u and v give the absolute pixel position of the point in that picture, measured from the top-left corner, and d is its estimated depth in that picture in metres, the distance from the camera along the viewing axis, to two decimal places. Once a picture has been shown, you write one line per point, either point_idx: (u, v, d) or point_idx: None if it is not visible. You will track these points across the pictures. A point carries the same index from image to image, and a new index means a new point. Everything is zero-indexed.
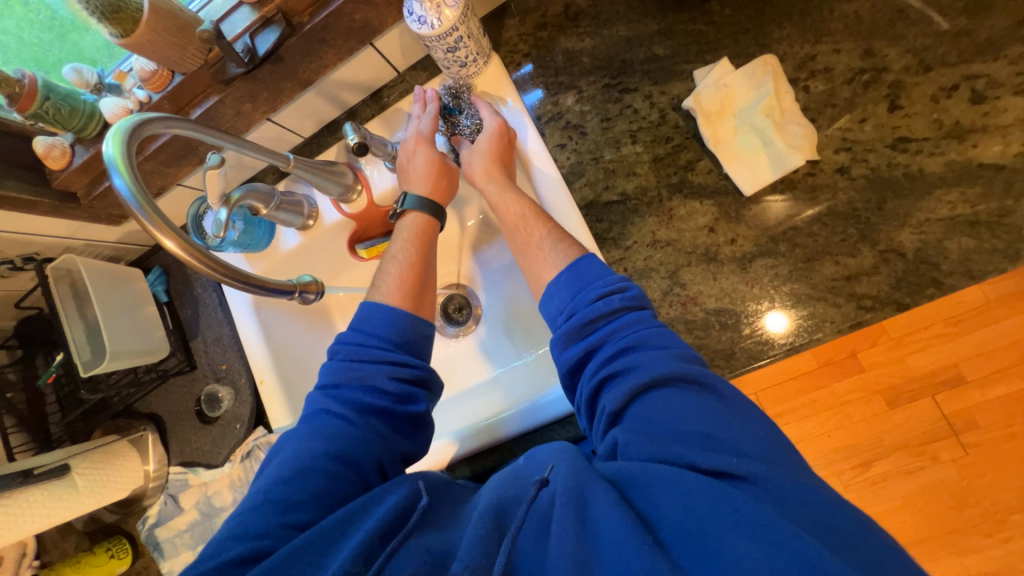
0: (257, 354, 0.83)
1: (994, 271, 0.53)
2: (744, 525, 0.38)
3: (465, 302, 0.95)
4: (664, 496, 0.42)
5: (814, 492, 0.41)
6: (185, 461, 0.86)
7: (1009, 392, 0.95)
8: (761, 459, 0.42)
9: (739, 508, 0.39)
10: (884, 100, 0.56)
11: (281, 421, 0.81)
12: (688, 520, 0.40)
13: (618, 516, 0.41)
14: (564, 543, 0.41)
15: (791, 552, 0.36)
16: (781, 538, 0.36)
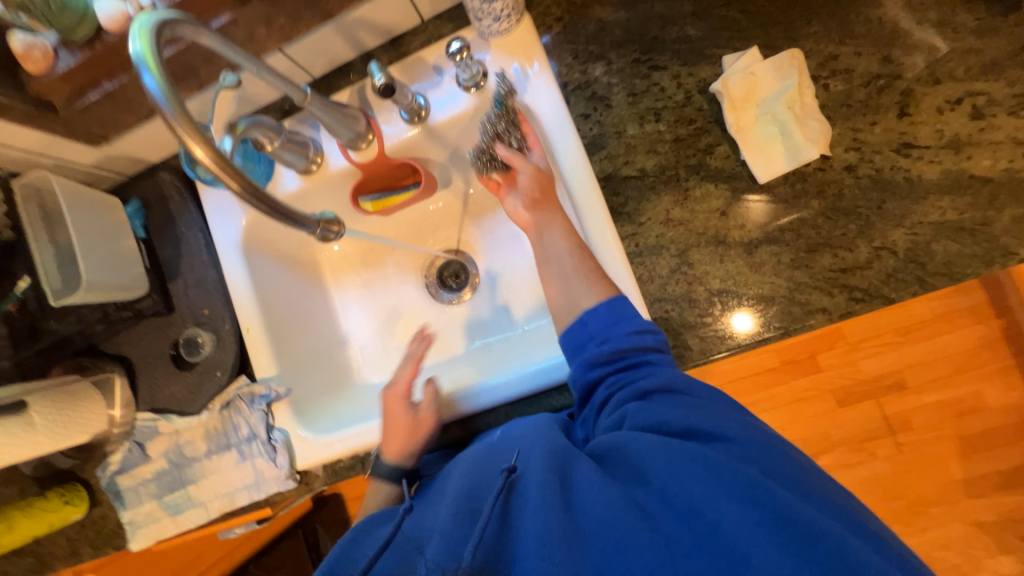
0: (245, 302, 0.79)
1: (972, 271, 0.58)
2: (720, 480, 0.40)
3: (462, 269, 0.94)
4: (651, 457, 0.44)
5: (786, 452, 0.44)
6: (155, 408, 0.81)
7: (941, 398, 1.30)
8: (736, 424, 0.45)
9: (718, 465, 0.41)
10: (894, 106, 0.60)
11: (266, 372, 0.78)
12: (685, 493, 0.40)
13: (596, 485, 0.43)
14: (547, 518, 0.42)
15: (762, 499, 0.38)
16: (756, 491, 0.39)
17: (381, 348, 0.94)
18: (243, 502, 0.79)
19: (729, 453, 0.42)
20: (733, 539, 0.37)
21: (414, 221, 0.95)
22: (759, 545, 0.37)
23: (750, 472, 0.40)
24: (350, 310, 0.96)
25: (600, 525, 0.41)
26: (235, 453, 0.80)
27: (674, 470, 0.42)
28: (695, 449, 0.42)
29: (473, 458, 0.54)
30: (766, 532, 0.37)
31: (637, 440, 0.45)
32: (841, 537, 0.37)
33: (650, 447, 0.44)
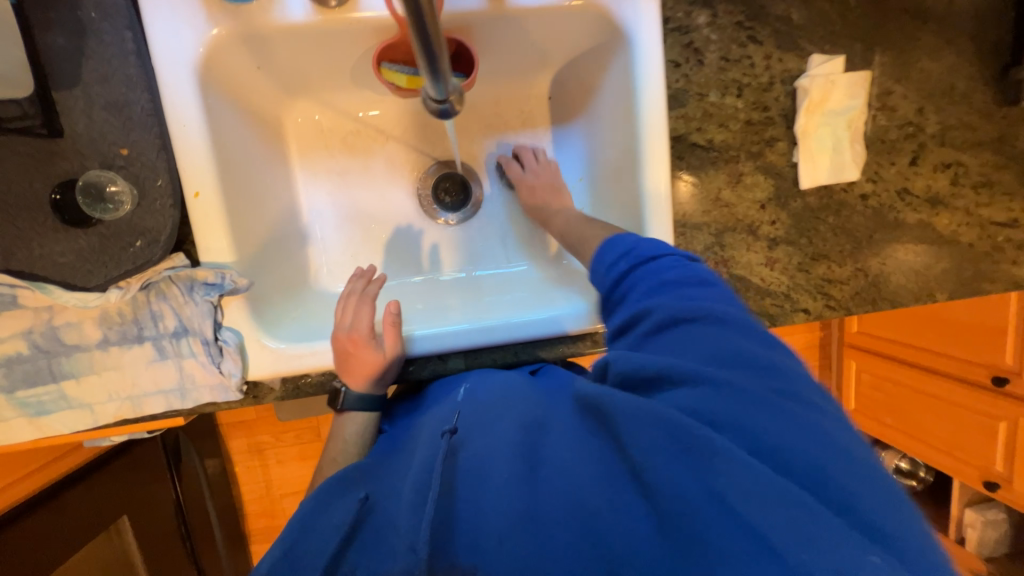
0: (195, 154, 0.57)
1: (906, 301, 0.73)
2: (658, 429, 0.41)
3: (464, 187, 0.82)
4: (641, 429, 0.42)
5: (763, 391, 0.42)
6: (13, 271, 0.55)
7: None
8: (726, 362, 0.45)
9: (654, 415, 0.42)
10: (910, 154, 0.70)
11: (216, 256, 0.59)
12: (671, 472, 0.40)
13: (564, 449, 0.48)
14: (504, 500, 0.45)
15: (697, 455, 0.39)
16: (688, 442, 0.40)
17: (350, 255, 0.79)
18: (155, 410, 0.62)
19: (675, 403, 0.43)
20: (657, 487, 0.40)
21: (421, 115, 0.79)
22: (685, 490, 0.39)
23: (686, 420, 0.40)
24: (314, 200, 0.78)
25: (563, 481, 0.45)
26: (150, 350, 0.61)
27: (622, 423, 0.44)
28: (640, 401, 0.43)
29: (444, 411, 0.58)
30: (689, 478, 0.39)
31: (603, 397, 0.47)
32: (771, 481, 0.37)
33: (610, 408, 0.45)
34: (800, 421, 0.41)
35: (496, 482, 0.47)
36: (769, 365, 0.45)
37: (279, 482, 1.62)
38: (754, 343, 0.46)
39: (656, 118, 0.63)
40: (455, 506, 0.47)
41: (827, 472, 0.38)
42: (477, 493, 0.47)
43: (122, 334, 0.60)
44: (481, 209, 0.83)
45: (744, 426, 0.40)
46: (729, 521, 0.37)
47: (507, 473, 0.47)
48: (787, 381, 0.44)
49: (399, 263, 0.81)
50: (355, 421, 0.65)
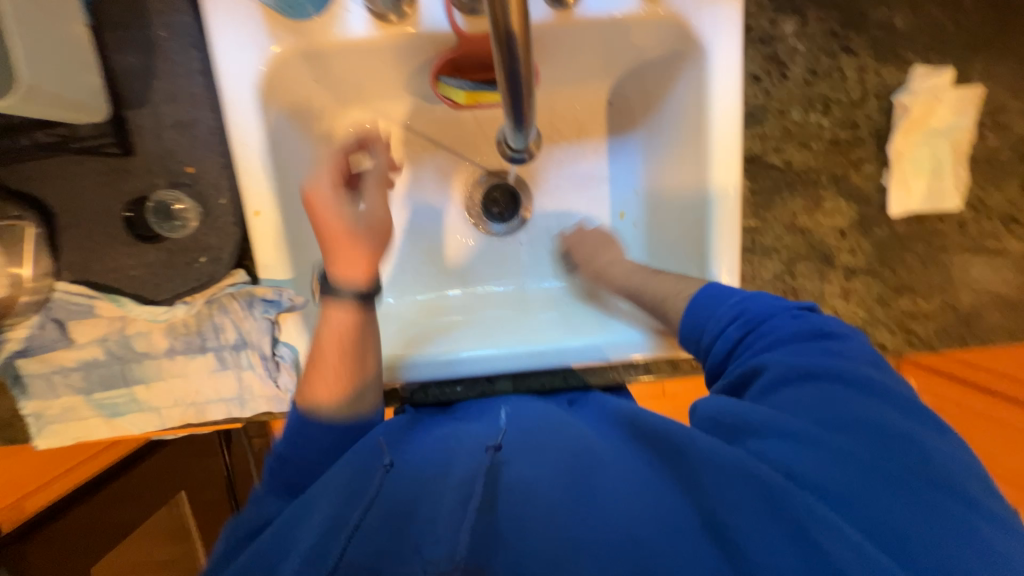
0: (255, 172, 0.58)
1: (1004, 342, 0.65)
2: (743, 483, 0.41)
3: (514, 199, 0.79)
4: (720, 475, 0.43)
5: (884, 456, 0.40)
6: (92, 283, 0.59)
7: None
8: (822, 422, 0.43)
9: (738, 468, 0.42)
10: (1021, 178, 0.61)
11: (274, 274, 0.60)
12: (748, 516, 0.40)
13: (625, 483, 0.46)
14: (555, 524, 0.43)
15: (781, 509, 0.39)
16: (782, 499, 0.39)
17: (398, 264, 0.79)
18: (216, 416, 0.65)
19: (775, 458, 0.42)
20: (744, 544, 0.39)
21: (473, 124, 0.77)
22: (774, 551, 0.38)
23: (763, 472, 0.41)
24: None
25: (631, 520, 0.42)
26: (211, 360, 0.63)
27: (703, 478, 0.43)
28: (720, 450, 0.44)
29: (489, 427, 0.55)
30: (780, 532, 0.39)
31: (671, 432, 0.48)
32: (853, 539, 0.36)
33: (689, 461, 0.45)
34: (930, 504, 0.38)
35: (541, 498, 0.45)
36: (904, 439, 0.41)
37: None
38: (911, 420, 0.42)
39: (728, 138, 0.59)
40: (500, 522, 0.44)
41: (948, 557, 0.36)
42: (529, 512, 0.44)
43: (186, 345, 0.62)
44: (530, 219, 0.80)
45: (854, 488, 0.39)
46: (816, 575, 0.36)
47: (558, 496, 0.45)
48: (937, 467, 0.39)
49: (445, 273, 0.80)
50: None
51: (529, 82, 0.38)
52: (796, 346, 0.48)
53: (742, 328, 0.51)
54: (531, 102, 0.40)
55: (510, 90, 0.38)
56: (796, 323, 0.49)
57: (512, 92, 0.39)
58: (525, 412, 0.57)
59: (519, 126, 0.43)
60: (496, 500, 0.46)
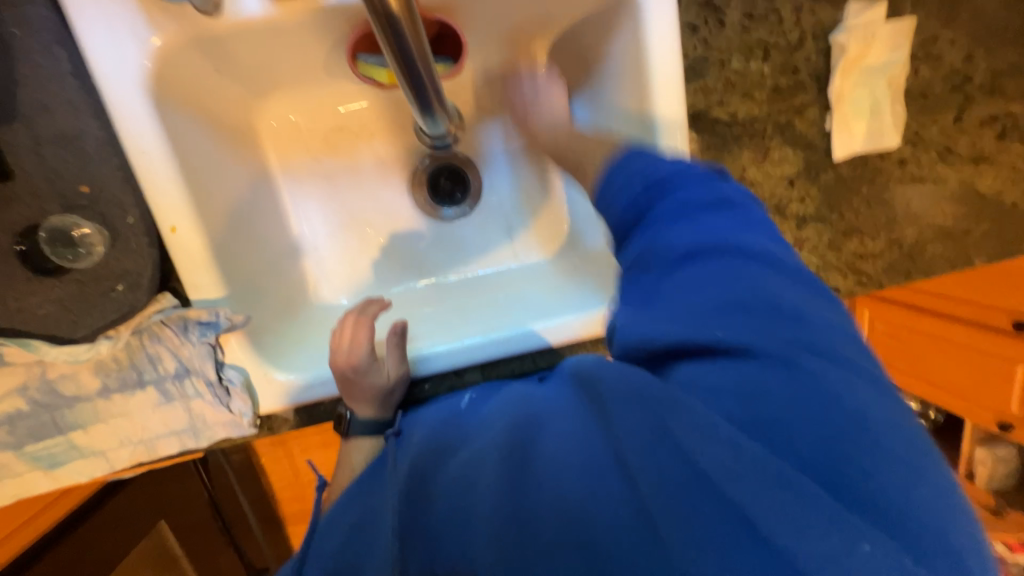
0: (163, 182, 0.52)
1: (945, 271, 0.68)
2: (647, 411, 0.37)
3: (462, 180, 0.76)
4: (627, 402, 0.39)
5: (804, 359, 0.36)
6: None
7: None
8: (727, 310, 0.38)
9: (640, 395, 0.38)
10: (954, 109, 0.62)
11: (205, 293, 0.55)
12: (657, 464, 0.35)
13: (555, 440, 0.41)
14: (483, 495, 0.40)
15: (682, 435, 0.35)
16: (673, 423, 0.36)
17: (348, 263, 0.74)
18: (170, 450, 0.60)
19: (691, 379, 0.38)
20: (640, 471, 0.36)
21: (406, 104, 0.72)
22: (665, 473, 0.35)
23: (669, 397, 0.37)
24: (303, 209, 0.72)
25: (541, 469, 0.39)
26: (153, 393, 0.58)
27: (608, 407, 0.40)
28: (625, 374, 0.40)
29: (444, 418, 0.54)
30: (669, 457, 0.35)
31: (592, 372, 0.43)
32: (772, 467, 0.33)
33: (596, 388, 0.42)
34: (858, 408, 0.34)
35: (477, 480, 0.41)
36: (798, 320, 0.37)
37: (308, 469, 1.47)
38: (785, 284, 0.39)
39: (670, 92, 0.56)
40: (439, 511, 0.42)
41: (859, 462, 0.33)
42: (456, 495, 0.42)
43: (122, 381, 0.57)
44: (482, 200, 0.77)
45: (755, 400, 0.35)
46: (707, 498, 0.33)
47: (489, 471, 0.41)
48: (813, 333, 0.37)
49: (400, 267, 0.76)
50: (364, 447, 0.63)
51: (428, 73, 0.39)
52: (724, 226, 0.42)
53: (682, 232, 0.42)
54: (433, 78, 0.40)
55: (411, 82, 0.39)
56: (734, 219, 0.43)
57: (410, 76, 0.38)
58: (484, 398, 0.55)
59: (429, 111, 0.43)
60: (434, 493, 0.44)
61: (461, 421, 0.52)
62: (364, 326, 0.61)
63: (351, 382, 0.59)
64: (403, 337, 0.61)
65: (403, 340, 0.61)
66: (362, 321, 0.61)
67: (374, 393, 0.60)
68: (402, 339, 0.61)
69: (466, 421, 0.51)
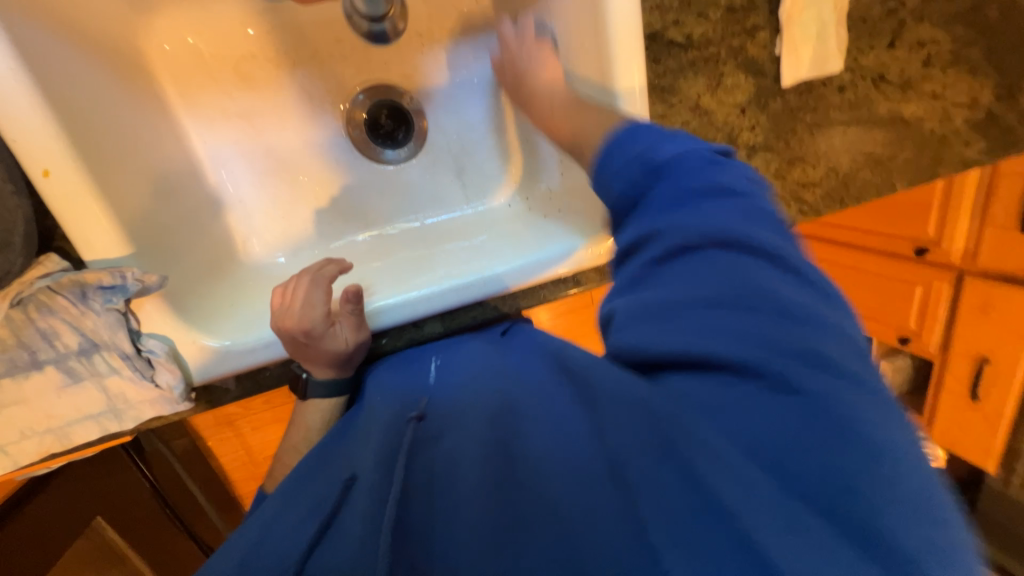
0: (19, 111, 0.41)
1: (872, 197, 0.73)
2: (642, 422, 0.33)
3: (404, 116, 0.70)
4: (623, 418, 0.34)
5: (807, 378, 0.31)
6: None
7: None
8: (784, 322, 0.33)
9: (642, 415, 0.33)
10: (888, 35, 0.65)
11: (102, 251, 0.46)
12: (668, 500, 0.29)
13: (533, 445, 0.37)
14: (443, 508, 0.35)
15: (685, 454, 0.30)
16: (681, 449, 0.30)
17: (279, 215, 0.66)
18: (87, 437, 0.53)
19: (685, 394, 0.33)
20: (638, 486, 0.31)
21: (332, 27, 0.64)
22: (674, 505, 0.29)
23: (666, 411, 0.33)
24: (218, 153, 0.62)
25: (524, 480, 0.35)
26: (54, 375, 0.50)
27: (607, 415, 0.35)
28: (628, 389, 0.35)
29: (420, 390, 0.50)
30: (681, 486, 0.29)
31: (591, 375, 0.40)
32: (772, 501, 0.27)
33: (591, 390, 0.39)
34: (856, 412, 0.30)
35: (449, 484, 0.37)
36: (805, 315, 0.34)
37: (262, 446, 1.34)
38: (804, 294, 0.35)
39: (627, 10, 0.53)
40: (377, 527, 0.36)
41: (855, 424, 0.29)
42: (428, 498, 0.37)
43: (11, 364, 0.48)
44: (428, 140, 0.71)
45: (755, 419, 0.30)
46: (713, 523, 0.28)
47: (460, 478, 0.36)
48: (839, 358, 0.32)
49: (340, 218, 0.69)
50: (319, 408, 0.58)
51: None
52: (672, 199, 0.39)
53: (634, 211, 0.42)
54: None
55: None
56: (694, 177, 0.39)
57: None
58: (453, 369, 0.53)
59: None
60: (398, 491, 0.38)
61: (432, 408, 0.46)
62: (320, 289, 0.54)
63: (304, 347, 0.53)
64: (358, 304, 0.54)
65: (359, 309, 0.55)
66: (317, 283, 0.54)
67: (332, 356, 0.55)
68: (359, 309, 0.55)
69: (442, 402, 0.47)
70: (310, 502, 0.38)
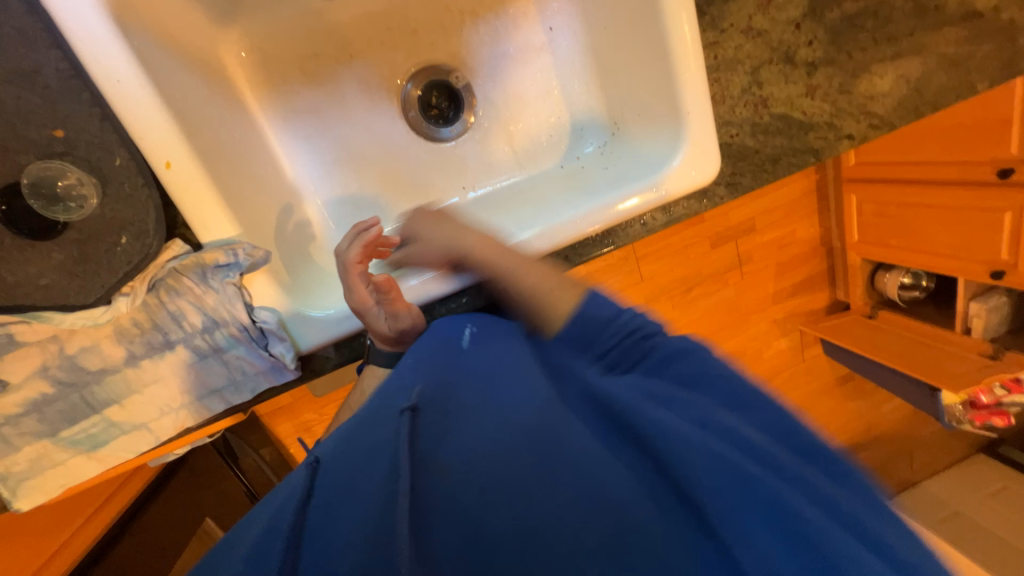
0: (144, 111, 0.47)
1: (952, 101, 0.68)
2: (765, 471, 0.37)
3: (453, 94, 0.73)
4: (739, 459, 0.38)
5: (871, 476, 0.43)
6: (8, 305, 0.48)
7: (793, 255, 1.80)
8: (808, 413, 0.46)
9: (762, 456, 0.38)
10: None
11: (217, 232, 0.51)
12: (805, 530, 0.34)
13: (628, 466, 0.40)
14: (533, 500, 0.36)
15: (790, 483, 0.37)
16: (806, 490, 0.37)
17: (353, 202, 0.71)
18: (214, 410, 0.58)
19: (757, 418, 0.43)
20: (769, 520, 0.35)
21: (382, 17, 0.68)
22: (816, 538, 0.34)
23: (795, 471, 0.38)
24: (293, 150, 0.68)
25: (632, 494, 0.37)
26: (184, 353, 0.55)
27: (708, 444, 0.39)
28: (725, 422, 0.41)
29: (438, 364, 0.50)
30: (811, 509, 0.35)
31: (661, 391, 0.45)
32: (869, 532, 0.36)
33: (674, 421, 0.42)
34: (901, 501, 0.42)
35: (503, 467, 0.38)
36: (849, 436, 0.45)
37: None
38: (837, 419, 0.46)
39: None
40: (440, 499, 0.36)
41: (880, 498, 0.40)
42: (474, 474, 0.38)
43: (145, 345, 0.54)
44: (476, 114, 0.74)
45: (836, 477, 0.40)
46: (841, 534, 0.34)
47: (544, 475, 0.37)
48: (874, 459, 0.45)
49: (405, 197, 0.73)
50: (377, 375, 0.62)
51: None
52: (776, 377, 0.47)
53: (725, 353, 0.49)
54: None
55: None
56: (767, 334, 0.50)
57: None
58: (483, 341, 0.54)
59: None
60: (447, 464, 0.39)
61: (460, 383, 0.48)
62: (352, 275, 0.56)
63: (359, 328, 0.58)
64: (391, 294, 0.55)
65: (391, 299, 0.55)
66: (348, 270, 0.57)
67: (382, 336, 0.58)
68: (395, 299, 0.55)
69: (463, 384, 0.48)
70: (381, 480, 0.38)
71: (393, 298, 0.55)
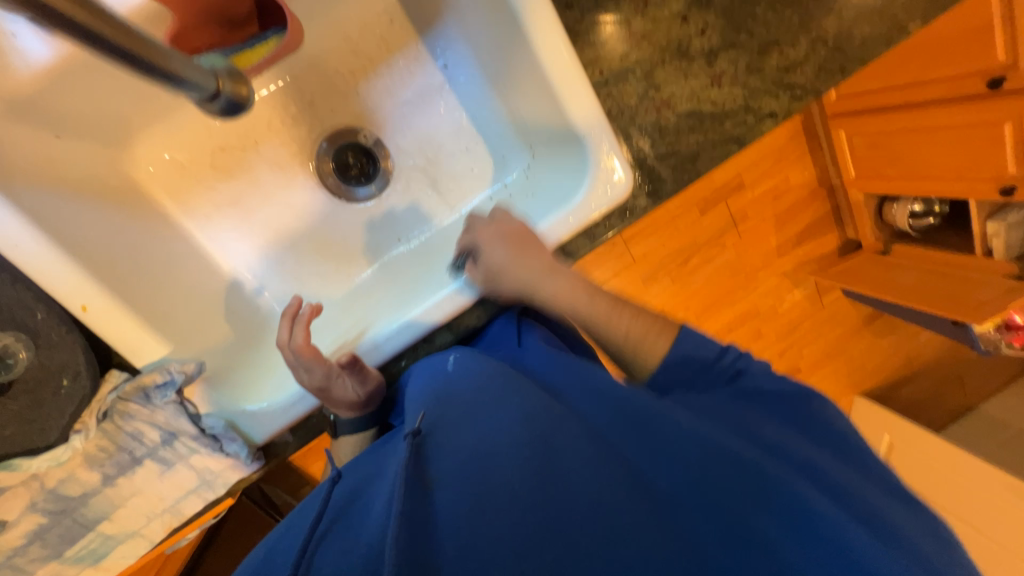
0: (49, 265, 0.50)
1: (882, 49, 0.61)
2: (733, 472, 0.44)
3: (365, 152, 0.73)
4: (705, 455, 0.45)
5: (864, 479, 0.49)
6: None
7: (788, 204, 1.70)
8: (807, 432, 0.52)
9: (727, 457, 0.44)
10: None
11: (149, 356, 0.54)
12: (764, 520, 0.41)
13: (609, 465, 0.43)
14: (520, 497, 0.39)
15: (769, 492, 0.42)
16: (768, 484, 0.43)
17: (293, 278, 0.71)
18: (195, 508, 0.62)
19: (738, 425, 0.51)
20: (739, 518, 0.41)
21: (278, 97, 0.69)
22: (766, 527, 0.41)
23: (771, 473, 0.44)
24: (223, 240, 0.68)
25: (623, 489, 0.41)
26: (153, 464, 0.59)
27: (678, 450, 0.45)
28: (694, 430, 0.47)
29: (433, 389, 0.54)
30: (776, 501, 0.42)
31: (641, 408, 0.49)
32: (820, 511, 0.41)
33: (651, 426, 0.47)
34: (877, 490, 0.48)
35: (495, 474, 0.41)
36: (838, 450, 0.51)
37: None
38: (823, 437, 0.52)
39: None
40: (436, 517, 0.39)
41: (843, 487, 0.46)
42: (477, 485, 0.41)
43: (116, 466, 0.58)
44: (392, 167, 0.74)
45: (837, 466, 0.47)
46: (798, 522, 0.41)
47: (524, 469, 0.42)
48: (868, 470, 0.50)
49: (344, 262, 0.73)
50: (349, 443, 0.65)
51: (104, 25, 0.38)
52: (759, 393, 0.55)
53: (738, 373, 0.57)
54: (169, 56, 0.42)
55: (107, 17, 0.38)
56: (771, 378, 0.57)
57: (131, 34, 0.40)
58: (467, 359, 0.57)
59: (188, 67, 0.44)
60: (439, 478, 0.42)
61: (454, 404, 0.50)
62: (307, 353, 0.57)
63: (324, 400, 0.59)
64: (358, 364, 0.58)
65: (359, 367, 0.58)
66: (302, 349, 0.57)
67: (347, 402, 0.60)
68: (363, 366, 0.59)
69: (456, 400, 0.51)
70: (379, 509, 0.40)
71: (358, 364, 0.58)
